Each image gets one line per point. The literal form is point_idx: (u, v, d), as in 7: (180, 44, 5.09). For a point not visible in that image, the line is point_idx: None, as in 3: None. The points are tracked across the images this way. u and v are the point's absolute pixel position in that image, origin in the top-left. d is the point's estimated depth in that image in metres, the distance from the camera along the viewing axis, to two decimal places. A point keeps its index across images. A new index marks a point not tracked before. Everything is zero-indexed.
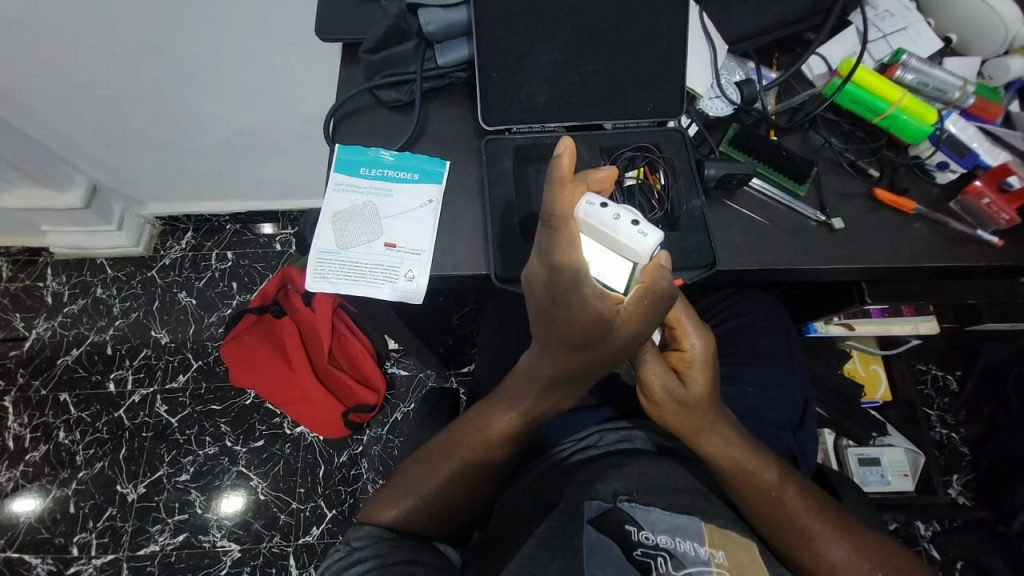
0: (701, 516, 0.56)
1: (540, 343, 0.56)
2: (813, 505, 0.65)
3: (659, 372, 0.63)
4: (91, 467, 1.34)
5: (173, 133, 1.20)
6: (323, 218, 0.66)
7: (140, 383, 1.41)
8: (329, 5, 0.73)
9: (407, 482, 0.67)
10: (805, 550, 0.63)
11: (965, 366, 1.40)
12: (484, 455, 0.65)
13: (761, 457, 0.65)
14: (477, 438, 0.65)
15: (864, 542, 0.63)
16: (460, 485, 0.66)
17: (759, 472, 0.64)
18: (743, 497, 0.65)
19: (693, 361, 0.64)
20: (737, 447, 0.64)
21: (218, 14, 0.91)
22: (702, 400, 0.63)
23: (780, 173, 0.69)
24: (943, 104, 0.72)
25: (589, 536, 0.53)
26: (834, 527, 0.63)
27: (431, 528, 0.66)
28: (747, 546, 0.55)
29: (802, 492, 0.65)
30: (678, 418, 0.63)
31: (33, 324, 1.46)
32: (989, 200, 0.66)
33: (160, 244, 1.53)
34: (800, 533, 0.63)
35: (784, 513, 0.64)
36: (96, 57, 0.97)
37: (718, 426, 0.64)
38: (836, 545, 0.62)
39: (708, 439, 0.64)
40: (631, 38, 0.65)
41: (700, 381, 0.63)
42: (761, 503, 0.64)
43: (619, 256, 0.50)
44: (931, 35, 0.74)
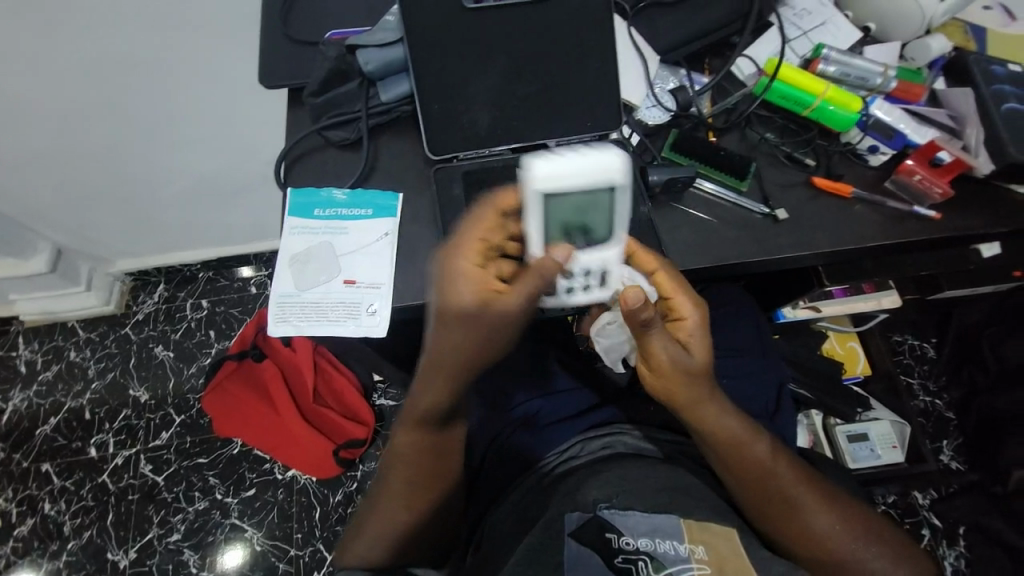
0: (679, 513, 0.57)
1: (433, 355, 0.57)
2: (803, 477, 0.65)
3: (662, 341, 0.59)
4: (79, 537, 1.29)
5: (133, 188, 1.19)
6: (281, 262, 0.67)
7: (122, 445, 1.37)
8: (269, 52, 0.75)
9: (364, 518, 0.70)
10: (794, 523, 0.63)
11: (939, 332, 1.44)
12: (415, 481, 0.67)
13: (754, 432, 0.65)
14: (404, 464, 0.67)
15: (850, 513, 0.65)
16: (408, 512, 0.68)
17: (754, 447, 0.64)
18: (739, 476, 0.64)
19: (692, 328, 0.62)
20: (734, 419, 0.64)
21: (167, 69, 0.93)
22: (702, 369, 0.62)
23: (722, 171, 0.72)
24: (867, 91, 0.75)
25: (571, 549, 0.55)
26: (821, 498, 0.64)
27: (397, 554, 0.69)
28: (726, 531, 0.57)
29: (793, 466, 0.66)
30: (682, 389, 0.62)
31: (7, 395, 1.42)
32: (920, 176, 0.71)
33: (132, 300, 1.50)
34: (792, 506, 0.63)
35: (777, 485, 0.64)
36: (46, 121, 0.97)
37: (715, 396, 0.64)
38: (824, 516, 0.64)
39: (703, 411, 0.63)
40: (564, 59, 0.68)
41: (695, 350, 0.62)
42: (755, 479, 0.64)
43: (583, 187, 0.47)
44: (849, 26, 0.78)
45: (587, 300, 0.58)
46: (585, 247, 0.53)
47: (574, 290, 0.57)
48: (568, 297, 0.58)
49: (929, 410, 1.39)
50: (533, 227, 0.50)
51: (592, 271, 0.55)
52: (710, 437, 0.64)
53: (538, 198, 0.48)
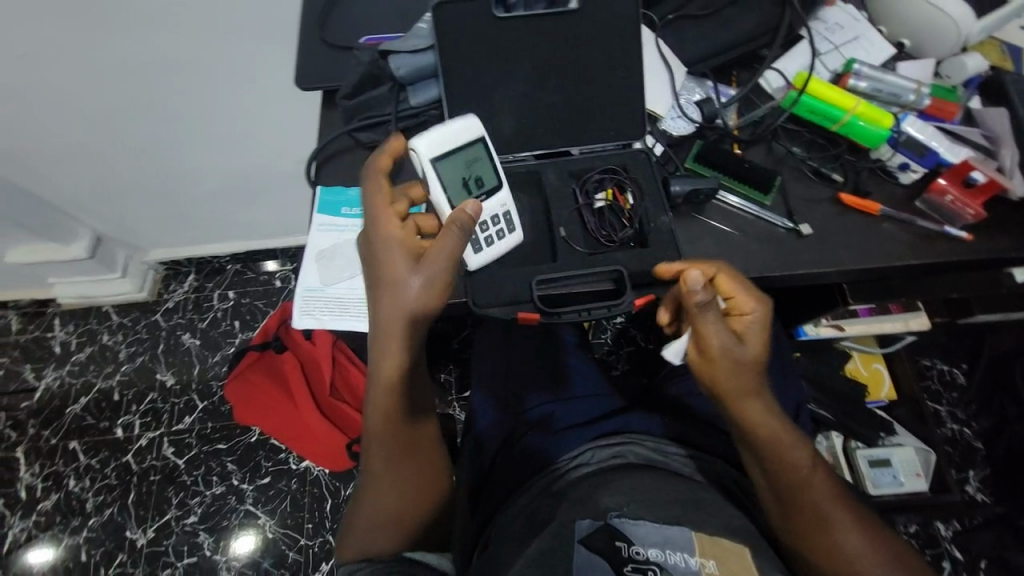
0: (690, 525, 0.57)
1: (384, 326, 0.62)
2: (837, 493, 0.63)
3: (717, 329, 0.60)
4: (101, 513, 1.35)
5: (170, 181, 1.25)
6: (308, 258, 0.70)
7: (147, 427, 1.42)
8: (306, 56, 0.78)
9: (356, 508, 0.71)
10: (824, 539, 0.61)
11: (971, 358, 1.39)
12: (392, 460, 0.70)
13: (796, 437, 0.63)
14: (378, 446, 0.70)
15: (881, 540, 0.62)
16: (395, 492, 0.71)
17: (794, 452, 0.63)
18: (774, 481, 0.63)
19: (750, 325, 0.63)
20: (778, 420, 0.63)
21: (207, 69, 0.97)
22: (756, 362, 0.61)
23: (746, 184, 0.71)
24: (899, 106, 0.74)
25: (581, 555, 0.54)
26: (853, 518, 0.62)
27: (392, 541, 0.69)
28: (739, 550, 0.55)
29: (829, 481, 0.64)
30: (732, 378, 0.61)
31: (43, 374, 1.49)
32: (952, 196, 0.69)
33: (164, 288, 1.56)
34: (824, 521, 0.61)
35: (812, 496, 0.62)
36: (94, 115, 1.02)
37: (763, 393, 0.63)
38: (856, 535, 0.61)
39: (754, 404, 0.62)
40: (590, 68, 0.69)
41: (753, 341, 0.62)
42: (792, 487, 0.62)
43: (460, 149, 0.65)
44: (882, 42, 0.77)
45: (503, 247, 0.67)
46: (484, 197, 0.66)
47: (490, 240, 0.67)
48: (487, 251, 0.67)
49: (956, 438, 1.34)
50: (435, 188, 0.64)
51: (496, 214, 0.66)
52: (751, 437, 0.63)
53: (430, 165, 0.64)
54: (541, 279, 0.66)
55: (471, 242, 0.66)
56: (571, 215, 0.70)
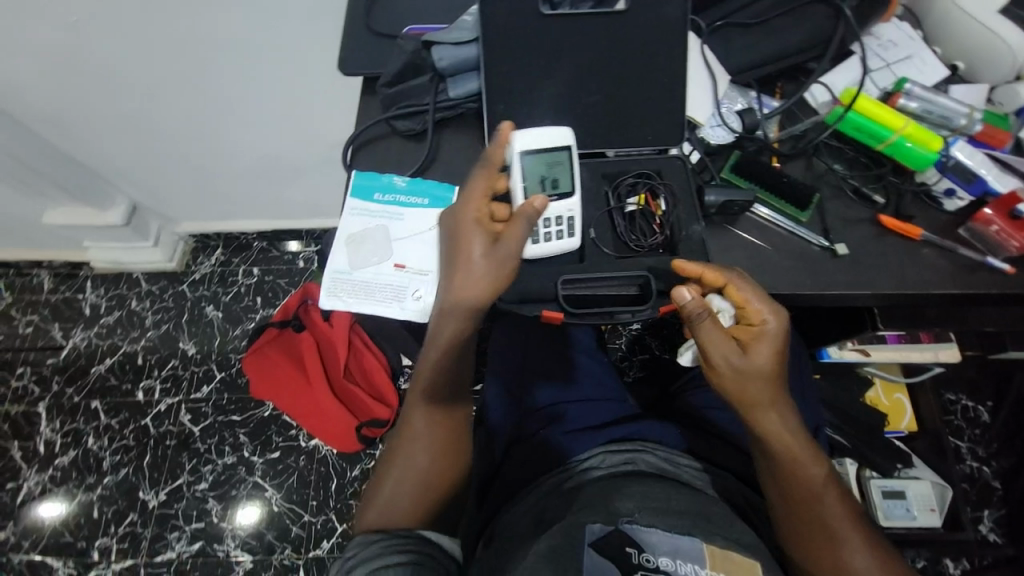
0: (702, 537, 0.57)
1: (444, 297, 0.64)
2: (851, 512, 0.62)
3: (716, 344, 0.59)
4: (116, 472, 1.40)
5: (207, 157, 1.28)
6: (338, 240, 0.71)
7: (166, 393, 1.47)
8: (349, 41, 0.78)
9: (382, 471, 0.71)
10: (829, 555, 0.60)
11: (997, 396, 1.34)
12: (428, 425, 0.71)
13: (814, 453, 0.63)
14: (417, 408, 0.72)
15: (892, 564, 0.60)
16: (423, 463, 0.70)
17: (811, 467, 0.62)
18: (785, 491, 0.63)
19: (762, 335, 0.60)
20: (794, 433, 0.62)
21: (252, 50, 0.99)
22: (764, 373, 0.60)
23: (781, 199, 0.70)
24: (949, 131, 0.71)
25: (591, 560, 0.55)
26: (864, 538, 0.61)
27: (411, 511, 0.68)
28: (749, 563, 0.55)
29: (843, 500, 0.62)
30: (739, 388, 0.60)
31: (71, 334, 1.55)
32: (997, 227, 0.66)
33: (192, 260, 1.61)
34: (832, 538, 0.60)
35: (821, 512, 0.61)
36: (141, 87, 1.05)
37: (781, 406, 0.62)
38: (864, 559, 0.60)
39: (763, 417, 0.61)
40: (632, 71, 0.68)
41: (764, 354, 0.60)
42: (804, 501, 0.62)
43: (546, 148, 0.66)
44: (935, 63, 0.74)
45: (557, 248, 0.66)
46: (554, 196, 0.66)
47: (549, 236, 0.66)
48: (542, 245, 0.66)
49: (974, 476, 1.29)
50: (514, 180, 0.66)
51: (561, 215, 0.66)
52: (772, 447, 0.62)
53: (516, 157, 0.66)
54: (565, 279, 0.66)
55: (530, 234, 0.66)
56: (602, 217, 0.70)
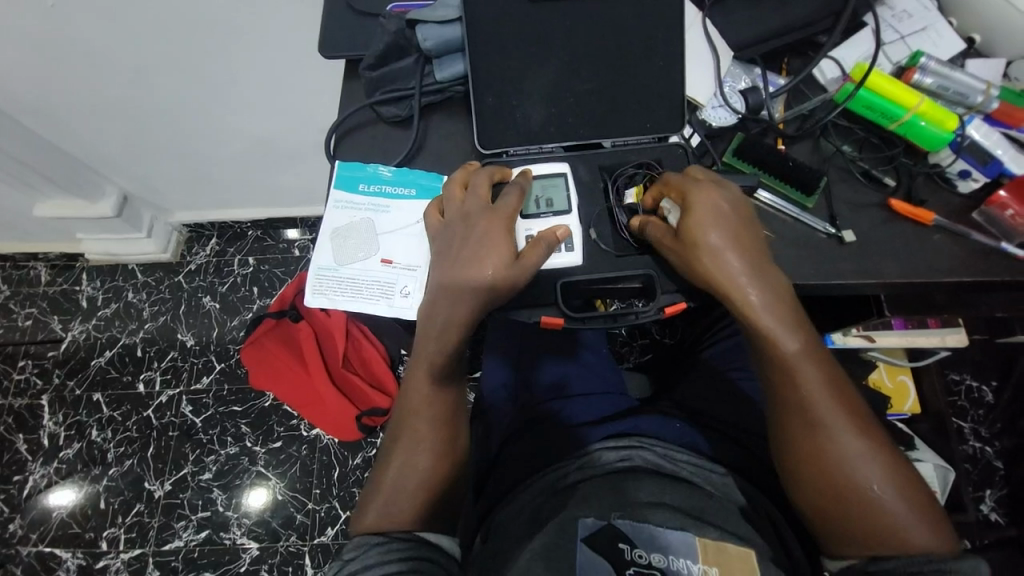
0: (694, 531, 0.56)
1: (447, 283, 0.61)
2: (835, 392, 0.59)
3: (661, 235, 0.60)
4: (121, 464, 1.41)
5: (195, 144, 1.24)
6: (323, 235, 0.68)
7: (167, 385, 1.47)
8: (330, 22, 0.74)
9: (380, 472, 0.69)
10: (807, 438, 0.58)
11: (1002, 376, 1.32)
12: (427, 423, 0.70)
13: (796, 329, 0.58)
14: (415, 404, 0.70)
15: (877, 442, 0.57)
16: (425, 460, 0.68)
17: (791, 345, 0.58)
18: (768, 375, 0.61)
19: (716, 212, 0.58)
20: (772, 308, 0.58)
21: (231, 32, 0.94)
22: (723, 250, 0.57)
23: (787, 184, 0.66)
24: (965, 109, 0.67)
25: (583, 556, 0.55)
26: (848, 417, 0.58)
27: (412, 512, 0.66)
28: (742, 553, 0.55)
29: (827, 379, 0.59)
30: (701, 269, 0.58)
31: (69, 327, 1.54)
32: (1013, 211, 0.63)
33: (187, 250, 1.58)
34: (811, 421, 0.58)
35: (799, 394, 0.58)
36: (119, 74, 1.01)
37: (758, 279, 0.58)
38: (847, 438, 0.57)
39: (740, 295, 0.57)
40: (628, 49, 0.64)
41: (715, 231, 0.57)
42: (783, 381, 0.59)
43: (541, 174, 0.65)
44: (953, 35, 0.70)
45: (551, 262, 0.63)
46: (548, 215, 0.64)
47: None
48: None
49: (976, 457, 1.29)
50: None
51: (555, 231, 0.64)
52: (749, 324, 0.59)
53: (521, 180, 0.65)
54: (565, 281, 0.64)
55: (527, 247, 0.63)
56: (600, 213, 0.66)
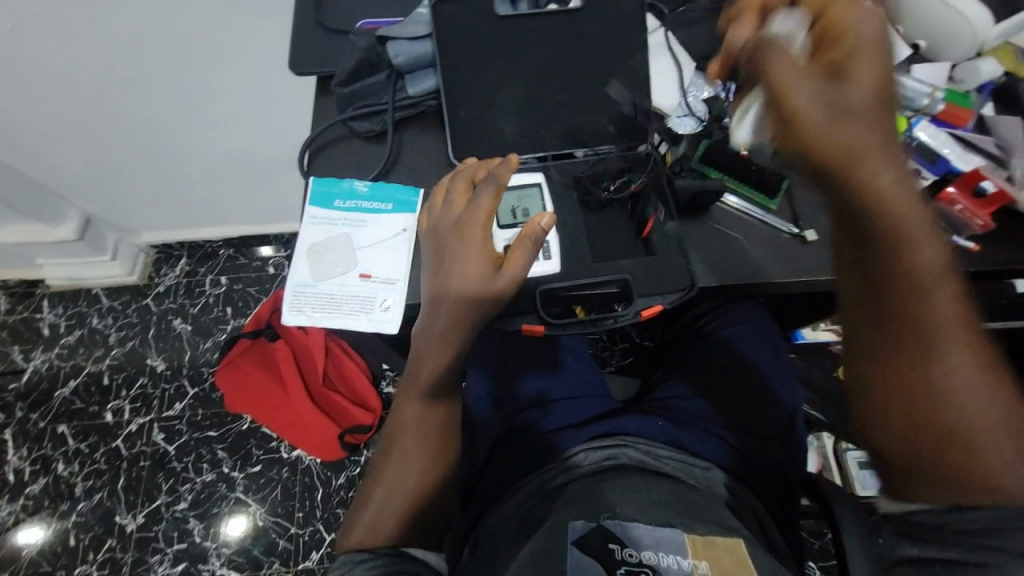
0: (682, 528, 0.56)
1: (434, 298, 0.62)
2: (961, 312, 0.51)
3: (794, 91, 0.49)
4: (90, 498, 1.34)
5: (162, 162, 1.21)
6: (299, 251, 0.67)
7: (137, 413, 1.41)
8: (300, 39, 0.74)
9: (370, 490, 0.72)
10: (923, 363, 0.51)
11: None
12: (417, 441, 0.73)
13: (931, 237, 0.50)
14: (403, 425, 0.74)
15: (998, 378, 0.51)
16: (414, 474, 0.71)
17: (923, 257, 0.50)
18: (894, 287, 0.51)
19: (861, 77, 0.49)
20: (909, 208, 0.49)
21: (199, 49, 0.93)
22: (865, 123, 0.48)
23: (753, 187, 0.69)
24: (912, 110, 0.72)
25: (574, 557, 0.53)
26: (969, 345, 0.51)
27: (399, 527, 0.67)
28: (730, 544, 0.55)
29: (955, 299, 0.51)
30: (830, 147, 0.48)
31: (31, 356, 1.47)
32: (961, 207, 0.66)
33: (155, 272, 1.53)
34: (928, 341, 0.51)
35: (925, 309, 0.51)
36: (81, 93, 0.98)
37: (892, 172, 0.49)
38: (967, 367, 0.50)
39: (869, 184, 0.48)
40: (594, 62, 0.66)
41: (859, 96, 0.48)
42: (912, 298, 0.51)
43: (516, 186, 0.67)
44: (898, 42, 0.74)
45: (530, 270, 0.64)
46: (524, 224, 0.65)
47: None
48: None
49: None
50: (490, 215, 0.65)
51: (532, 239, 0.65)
52: (868, 226, 0.50)
53: None
54: (546, 288, 0.64)
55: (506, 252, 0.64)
56: (576, 221, 0.67)
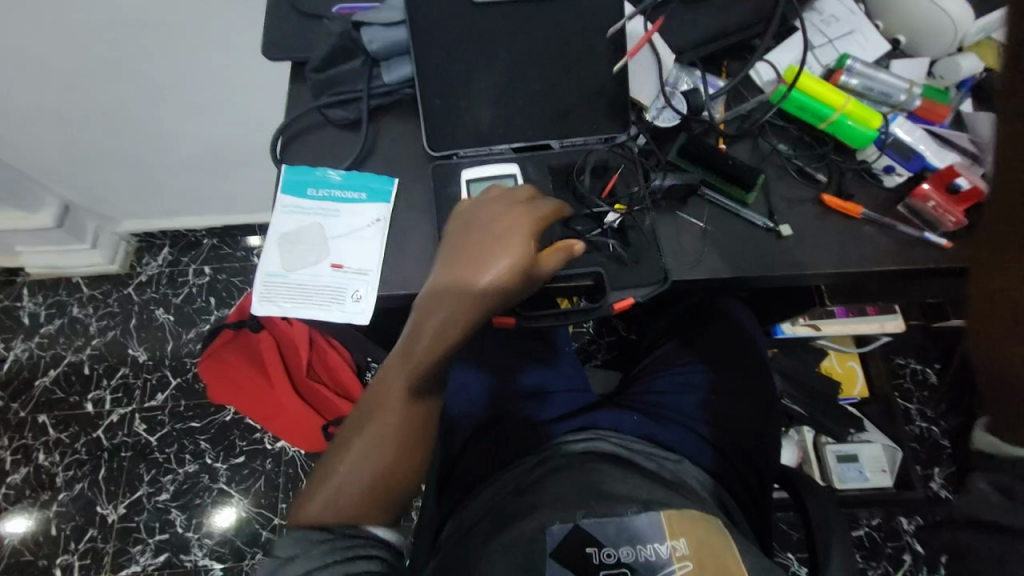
0: (658, 509, 0.58)
1: (456, 270, 0.57)
2: None
3: None
4: (71, 488, 1.33)
5: (141, 150, 1.19)
6: (270, 241, 0.66)
7: (118, 403, 1.39)
8: (274, 23, 0.73)
9: (338, 460, 0.66)
10: None
11: (944, 359, 1.41)
12: (398, 422, 0.67)
13: None
14: (387, 403, 0.67)
15: None
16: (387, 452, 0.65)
17: None
18: None
19: None
20: None
21: (174, 35, 0.91)
22: None
23: (726, 181, 0.68)
24: (889, 107, 0.71)
25: (552, 568, 0.54)
26: None
27: (358, 508, 0.62)
28: (702, 516, 0.59)
29: None
30: None
31: (11, 345, 1.44)
32: (935, 203, 0.67)
33: (137, 261, 1.51)
34: None
35: None
36: (55, 78, 0.96)
37: None
38: None
39: None
40: (572, 51, 0.65)
41: None
42: None
43: (491, 177, 0.67)
44: (878, 39, 0.74)
45: None
46: None
47: None
48: None
49: (923, 436, 1.37)
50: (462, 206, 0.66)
51: None
52: None
53: (462, 184, 0.66)
54: None
55: None
56: None
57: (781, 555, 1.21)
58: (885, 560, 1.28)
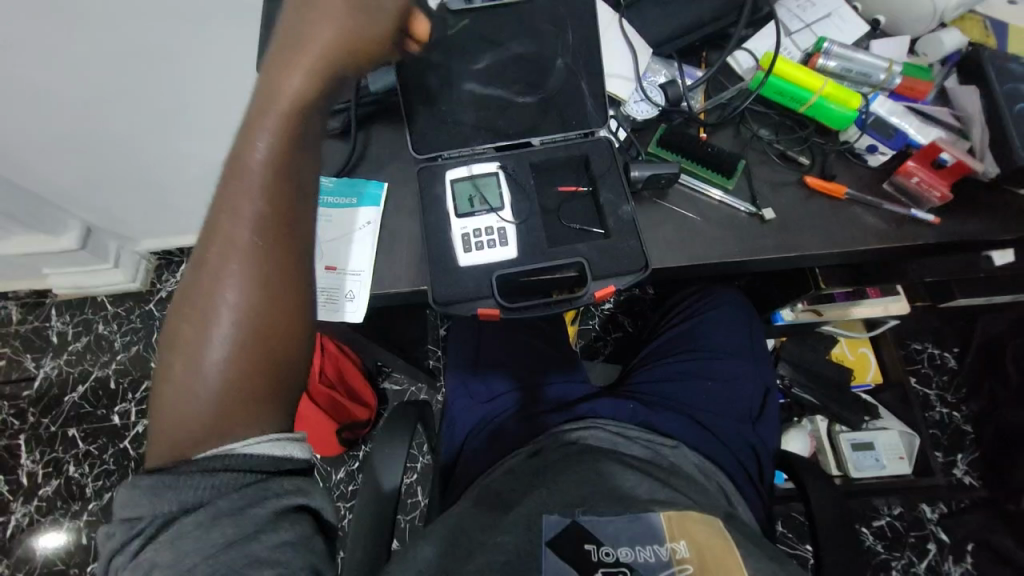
0: (659, 509, 0.60)
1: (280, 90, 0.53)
2: None
3: None
4: (101, 498, 1.39)
5: (154, 170, 1.25)
6: None
7: (143, 414, 1.46)
8: (266, 41, 0.76)
9: (161, 402, 0.51)
10: None
11: (962, 342, 1.38)
12: (236, 287, 0.51)
13: None
14: (203, 296, 0.52)
15: None
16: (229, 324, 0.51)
17: None
18: None
19: None
20: None
21: (176, 59, 0.96)
22: None
23: (706, 168, 0.70)
24: (870, 87, 0.72)
25: (549, 559, 0.56)
26: None
27: (209, 426, 0.50)
28: (706, 518, 0.60)
29: None
30: None
31: (41, 363, 1.52)
32: (918, 179, 0.67)
33: (156, 278, 1.58)
34: None
35: None
36: (72, 110, 1.01)
37: None
38: None
39: None
40: None
41: None
42: None
43: (476, 175, 0.69)
44: (856, 19, 0.74)
45: (491, 255, 0.67)
46: (482, 211, 0.68)
47: (480, 245, 0.67)
48: (476, 253, 0.66)
49: (944, 422, 1.34)
50: (447, 204, 0.68)
51: (490, 225, 0.67)
52: None
53: (446, 183, 0.69)
54: (501, 274, 0.66)
55: (462, 242, 0.66)
56: (530, 211, 0.69)
57: (798, 547, 1.19)
58: (909, 551, 1.25)
